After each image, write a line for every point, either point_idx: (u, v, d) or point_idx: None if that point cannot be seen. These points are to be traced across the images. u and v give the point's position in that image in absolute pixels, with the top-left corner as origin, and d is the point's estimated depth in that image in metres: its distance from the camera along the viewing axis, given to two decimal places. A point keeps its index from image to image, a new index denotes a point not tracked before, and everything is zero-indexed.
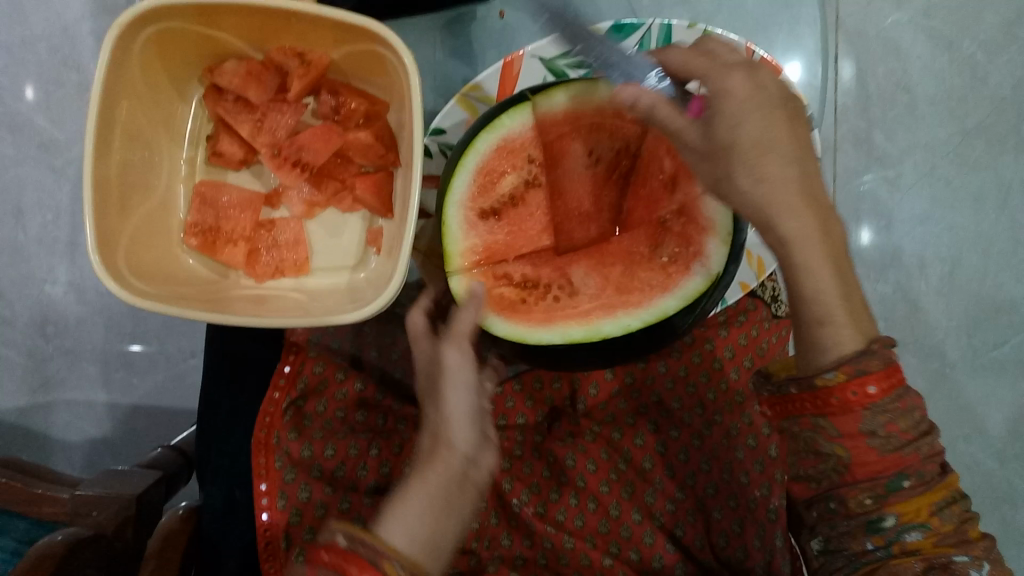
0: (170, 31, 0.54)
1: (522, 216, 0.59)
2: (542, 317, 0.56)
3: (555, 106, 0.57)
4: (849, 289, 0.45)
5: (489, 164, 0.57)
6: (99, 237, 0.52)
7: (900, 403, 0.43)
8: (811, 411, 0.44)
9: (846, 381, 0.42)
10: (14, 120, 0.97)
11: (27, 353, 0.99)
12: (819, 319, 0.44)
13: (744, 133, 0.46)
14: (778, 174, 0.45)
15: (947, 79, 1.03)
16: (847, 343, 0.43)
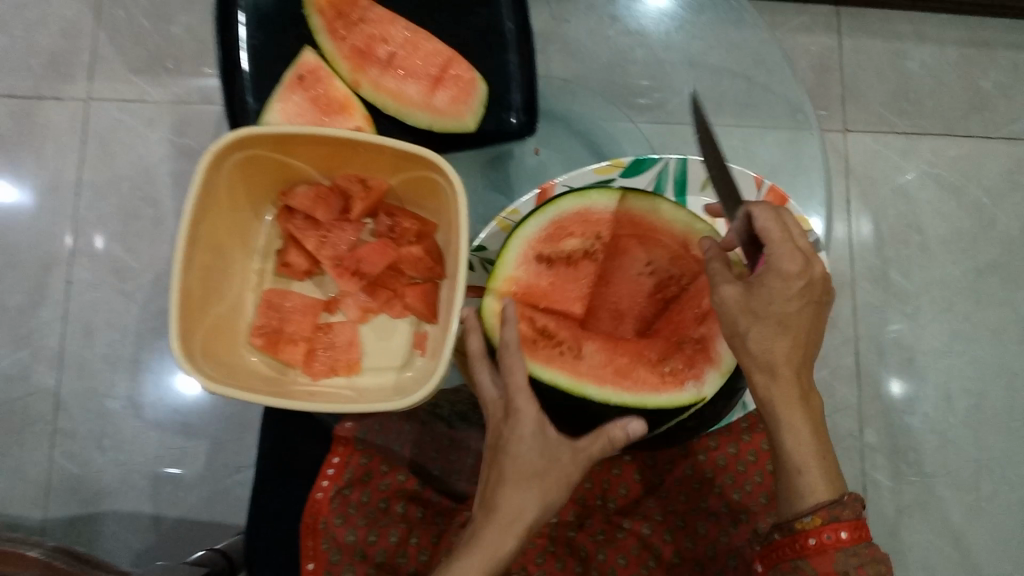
0: (254, 158, 0.63)
1: (568, 275, 0.66)
2: (549, 360, 0.61)
3: (643, 209, 0.65)
4: (819, 438, 0.56)
5: (566, 224, 0.64)
6: (180, 332, 0.59)
7: (868, 552, 0.54)
8: (791, 556, 0.55)
9: (821, 526, 0.53)
10: (93, 249, 1.07)
11: (81, 463, 1.03)
12: (793, 462, 0.55)
13: (777, 313, 0.54)
14: (785, 350, 0.55)
15: (956, 222, 1.10)
16: (819, 484, 0.54)
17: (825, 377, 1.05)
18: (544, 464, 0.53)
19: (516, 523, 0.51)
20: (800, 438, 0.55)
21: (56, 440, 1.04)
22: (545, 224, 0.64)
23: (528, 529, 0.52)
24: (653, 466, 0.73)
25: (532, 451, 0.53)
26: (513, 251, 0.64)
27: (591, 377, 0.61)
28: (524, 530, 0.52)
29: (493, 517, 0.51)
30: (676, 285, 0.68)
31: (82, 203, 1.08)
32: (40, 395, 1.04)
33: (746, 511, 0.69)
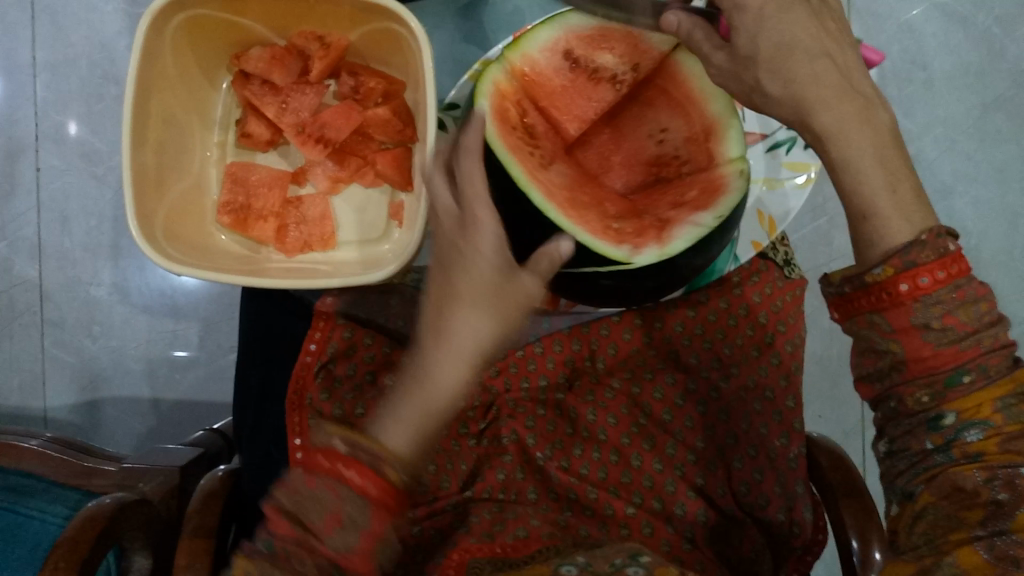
0: (199, 18, 0.58)
1: (583, 90, 0.60)
2: (506, 140, 0.56)
3: (688, 71, 0.59)
4: (898, 168, 0.46)
5: (615, 42, 0.59)
6: (138, 214, 0.56)
7: (957, 294, 0.43)
8: (868, 309, 0.45)
9: (894, 276, 0.43)
10: (56, 133, 1.01)
11: (74, 352, 1.03)
12: (869, 205, 0.45)
13: (784, 63, 0.48)
14: (808, 74, 0.47)
15: (965, 54, 1.03)
16: (896, 220, 0.44)
17: (822, 226, 1.00)
18: (491, 304, 0.49)
19: (472, 352, 0.50)
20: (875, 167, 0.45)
21: (46, 330, 1.03)
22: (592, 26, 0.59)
23: (482, 359, 0.50)
24: (643, 325, 0.69)
25: (477, 290, 0.49)
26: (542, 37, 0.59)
27: (535, 179, 0.56)
28: (482, 355, 0.50)
29: (446, 344, 0.49)
30: (671, 169, 0.62)
31: (40, 85, 1.01)
32: (25, 286, 1.03)
33: (737, 365, 0.68)
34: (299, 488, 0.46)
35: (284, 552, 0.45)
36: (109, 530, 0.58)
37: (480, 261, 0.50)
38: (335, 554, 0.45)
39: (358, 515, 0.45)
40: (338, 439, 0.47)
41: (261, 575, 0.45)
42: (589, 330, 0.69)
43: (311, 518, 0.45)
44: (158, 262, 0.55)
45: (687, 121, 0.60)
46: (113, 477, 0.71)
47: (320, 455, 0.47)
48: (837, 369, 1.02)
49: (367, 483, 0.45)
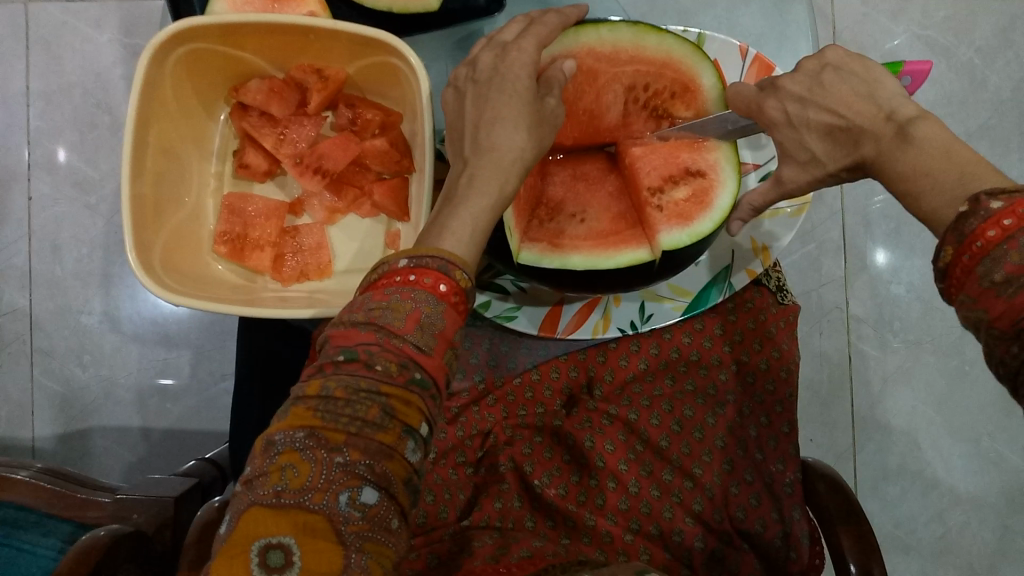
0: (199, 52, 0.58)
1: (664, 167, 0.61)
2: (659, 63, 0.60)
3: (633, 253, 0.59)
4: (947, 149, 0.47)
5: (689, 211, 0.60)
6: (135, 243, 0.55)
7: (1013, 246, 0.40)
8: (958, 299, 0.43)
9: (956, 252, 0.43)
10: (49, 161, 1.01)
11: (64, 381, 1.03)
12: (923, 210, 0.47)
13: (832, 101, 0.53)
14: (860, 111, 0.52)
15: (947, 84, 1.05)
16: (940, 196, 0.46)
17: (811, 252, 1.01)
18: (534, 112, 0.49)
19: (517, 164, 0.47)
20: (922, 165, 0.47)
21: (35, 359, 1.02)
22: (720, 167, 0.60)
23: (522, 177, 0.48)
24: (638, 351, 0.70)
25: (520, 91, 0.49)
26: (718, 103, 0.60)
27: (602, 59, 0.58)
28: (522, 171, 0.48)
29: (488, 156, 0.47)
30: (548, 218, 0.62)
31: (34, 114, 1.01)
32: (14, 315, 1.02)
33: (734, 393, 0.70)
34: (367, 304, 0.40)
35: (367, 357, 0.38)
36: (104, 561, 0.58)
37: (524, 45, 0.51)
38: (416, 354, 0.39)
39: (435, 316, 0.39)
40: (403, 256, 0.41)
41: (339, 394, 0.37)
42: (585, 356, 0.69)
43: (387, 321, 0.38)
44: (154, 292, 0.54)
45: (586, 244, 0.59)
46: (105, 508, 0.71)
47: (382, 278, 0.41)
48: (828, 395, 1.03)
49: (442, 285, 0.40)
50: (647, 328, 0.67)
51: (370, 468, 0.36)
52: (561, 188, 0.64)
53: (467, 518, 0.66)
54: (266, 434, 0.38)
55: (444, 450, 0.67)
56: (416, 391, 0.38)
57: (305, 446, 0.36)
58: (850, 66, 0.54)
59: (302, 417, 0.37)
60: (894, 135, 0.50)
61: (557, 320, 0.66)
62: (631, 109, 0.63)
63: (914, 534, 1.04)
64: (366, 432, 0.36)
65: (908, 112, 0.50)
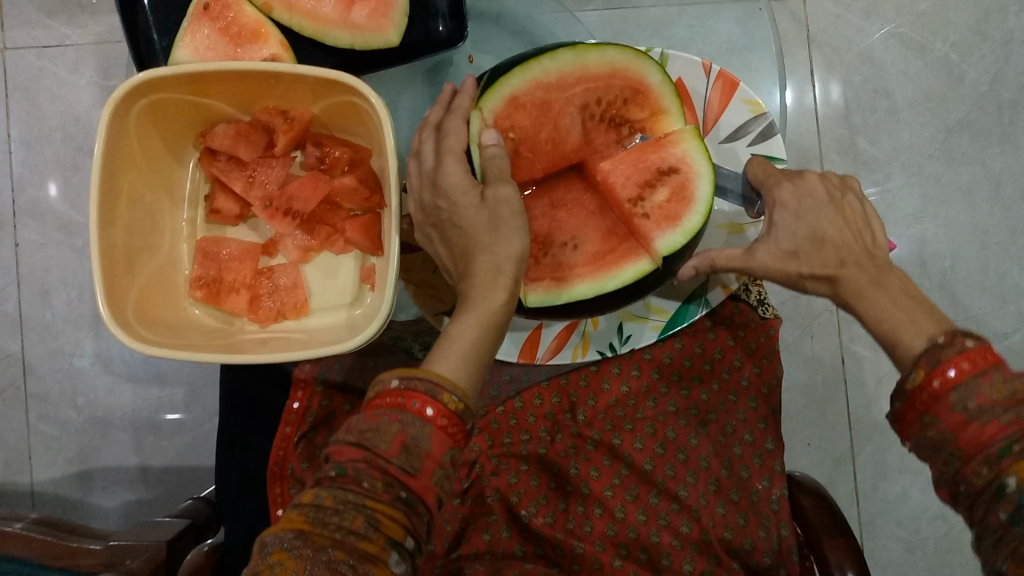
0: (163, 101, 0.59)
1: (637, 174, 0.62)
2: (606, 75, 0.60)
3: (633, 269, 0.60)
4: (921, 298, 0.55)
5: (675, 211, 0.61)
6: (108, 294, 0.56)
7: (984, 378, 0.47)
8: (920, 413, 0.50)
9: (925, 373, 0.50)
10: (35, 207, 1.02)
11: (59, 424, 1.03)
12: (896, 340, 0.53)
13: (830, 217, 0.60)
14: (850, 236, 0.59)
15: (924, 81, 1.05)
16: (918, 332, 0.52)
17: None
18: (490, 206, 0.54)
19: (501, 271, 0.52)
20: (895, 301, 0.55)
21: (30, 404, 1.03)
22: (692, 159, 0.61)
23: (513, 278, 0.52)
24: (620, 374, 0.71)
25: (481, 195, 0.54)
26: (671, 98, 0.61)
27: (550, 88, 0.59)
28: (512, 278, 0.52)
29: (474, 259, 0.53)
30: (541, 252, 0.62)
31: (16, 161, 1.02)
32: (6, 361, 1.03)
33: (716, 411, 0.70)
34: (360, 425, 0.43)
35: (355, 473, 0.41)
36: None
37: (454, 132, 0.57)
38: (401, 476, 0.42)
39: (421, 438, 0.43)
40: (395, 376, 0.44)
41: (330, 502, 0.40)
42: (567, 382, 0.71)
43: (375, 444, 0.42)
44: (127, 343, 0.55)
45: (584, 272, 0.61)
46: (98, 555, 0.71)
47: (376, 397, 0.44)
48: (822, 398, 1.03)
49: (429, 408, 0.44)
50: (625, 348, 0.70)
51: (354, 567, 0.39)
52: (542, 220, 0.64)
53: (455, 552, 0.67)
54: (261, 537, 0.42)
55: None
56: (400, 507, 0.42)
57: (294, 545, 0.39)
58: (851, 199, 0.62)
59: (294, 520, 0.41)
60: (876, 270, 0.57)
61: (536, 345, 0.69)
62: (589, 126, 0.62)
63: (918, 533, 1.03)
64: (351, 540, 0.40)
65: (887, 258, 0.59)
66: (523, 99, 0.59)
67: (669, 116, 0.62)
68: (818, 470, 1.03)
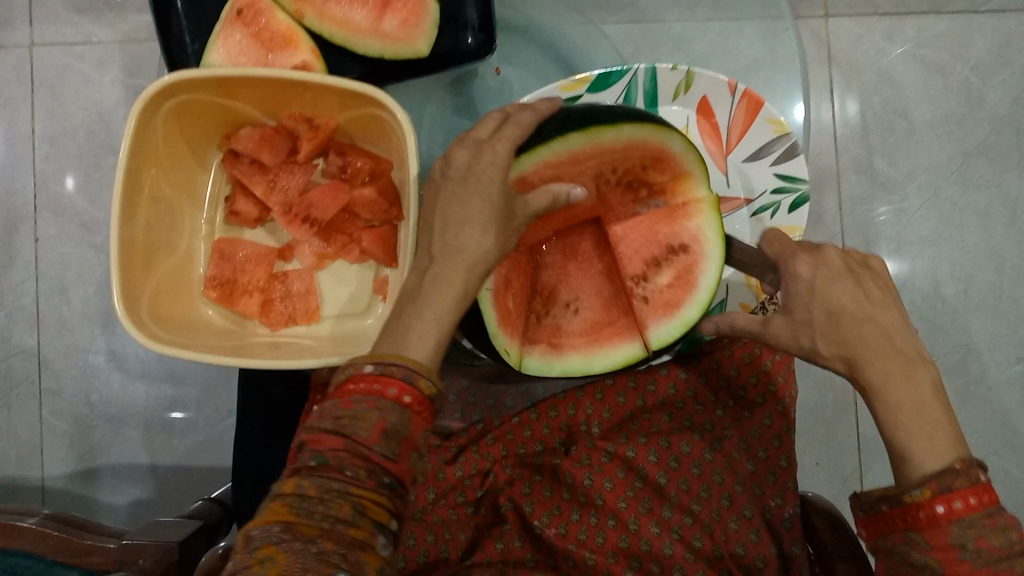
0: (190, 102, 0.59)
1: (646, 251, 0.63)
2: (623, 149, 0.59)
3: (623, 348, 0.61)
4: (932, 410, 0.50)
5: (676, 297, 0.61)
6: (123, 288, 0.56)
7: (989, 520, 0.46)
8: (903, 527, 0.49)
9: (932, 499, 0.47)
10: (56, 202, 1.03)
11: (72, 419, 1.04)
12: (906, 452, 0.49)
13: (847, 294, 0.52)
14: (874, 324, 0.52)
15: (943, 104, 1.05)
16: (935, 453, 0.48)
17: None
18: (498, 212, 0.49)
19: (478, 266, 0.47)
20: (913, 410, 0.50)
21: (43, 399, 1.04)
22: (700, 245, 0.61)
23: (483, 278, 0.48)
24: (636, 388, 0.72)
25: (492, 195, 0.48)
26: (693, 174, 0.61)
27: (562, 164, 0.57)
28: (485, 272, 0.48)
29: (454, 258, 0.47)
30: (544, 310, 0.63)
31: (39, 157, 1.03)
32: (23, 356, 1.03)
33: (732, 428, 0.70)
34: (335, 412, 0.42)
35: (338, 462, 0.40)
36: None
37: (499, 146, 0.50)
38: (384, 462, 0.41)
39: (401, 425, 0.42)
40: (369, 361, 0.43)
41: (314, 492, 0.39)
42: (582, 395, 0.71)
43: (354, 432, 0.41)
44: (140, 339, 0.55)
45: (578, 342, 0.61)
46: (111, 553, 0.72)
47: (349, 381, 0.43)
48: (833, 417, 1.03)
49: (406, 395, 0.42)
50: None
51: (345, 557, 0.38)
52: (552, 272, 0.65)
53: (469, 559, 0.66)
54: (245, 529, 0.40)
55: (443, 490, 0.68)
56: (385, 493, 0.41)
57: (283, 539, 0.38)
58: (871, 274, 0.55)
59: (280, 512, 0.39)
60: (901, 369, 0.51)
61: None
62: (605, 190, 0.62)
63: None
64: (339, 528, 0.39)
65: (914, 355, 0.52)
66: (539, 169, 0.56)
67: (691, 181, 0.61)
68: (827, 490, 1.03)
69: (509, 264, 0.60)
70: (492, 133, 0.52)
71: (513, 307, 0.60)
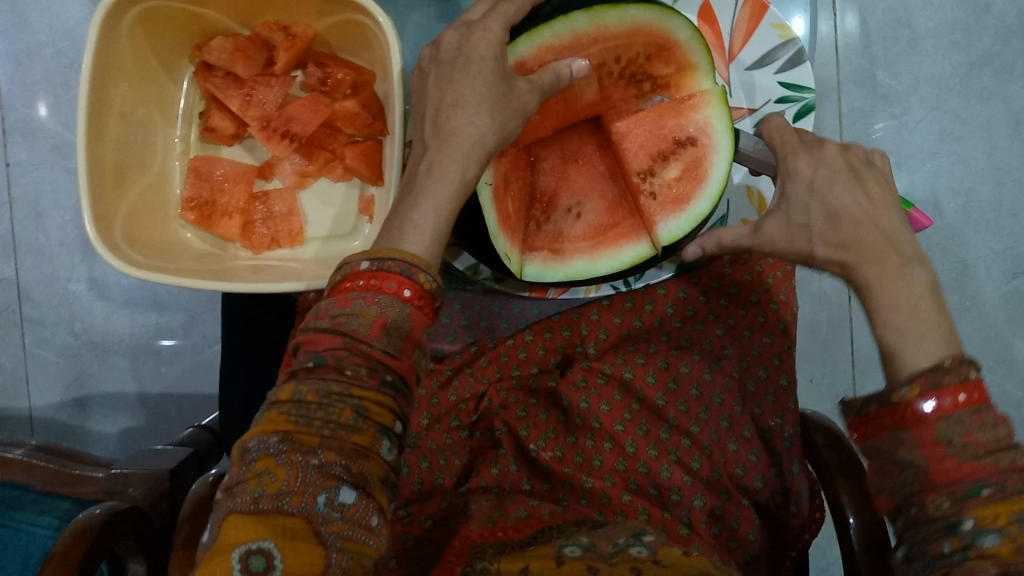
0: (157, 8, 0.55)
1: (652, 144, 0.60)
2: (626, 35, 0.56)
3: (631, 249, 0.59)
4: (927, 305, 0.51)
5: (684, 191, 0.59)
6: (94, 209, 0.53)
7: (978, 416, 0.45)
8: (890, 427, 0.47)
9: (919, 394, 0.46)
10: (25, 125, 0.98)
11: (56, 348, 1.02)
12: (898, 351, 0.49)
13: (842, 195, 0.54)
14: (871, 224, 0.54)
15: (949, 11, 1.00)
16: (930, 346, 0.48)
17: None
18: (499, 97, 0.47)
19: (477, 148, 0.46)
20: (907, 303, 0.51)
21: (26, 329, 1.01)
22: (710, 133, 0.58)
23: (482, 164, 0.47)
24: (633, 309, 0.71)
25: (485, 73, 0.48)
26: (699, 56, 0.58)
27: (564, 50, 0.55)
28: (484, 157, 0.47)
29: (448, 142, 0.46)
30: (544, 217, 0.61)
31: (4, 77, 0.97)
32: (1, 285, 1.01)
33: (732, 346, 0.70)
34: (331, 311, 0.40)
35: (336, 362, 0.38)
36: (103, 537, 0.57)
37: (490, 25, 0.49)
38: (385, 359, 0.39)
39: (402, 321, 0.40)
40: (366, 259, 0.41)
41: (312, 398, 0.38)
42: (579, 316, 0.70)
43: (353, 328, 0.39)
44: (117, 265, 0.52)
45: (581, 246, 0.59)
46: (100, 483, 0.71)
47: (344, 281, 0.41)
48: (828, 336, 1.02)
49: (406, 289, 0.40)
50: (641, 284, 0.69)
51: (347, 467, 0.37)
52: (551, 175, 0.62)
53: (464, 485, 0.65)
54: (241, 442, 0.39)
55: (437, 415, 0.66)
56: (388, 392, 0.39)
57: (281, 451, 0.37)
58: (874, 180, 0.56)
59: (277, 422, 0.38)
60: (899, 263, 0.53)
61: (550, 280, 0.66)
62: (606, 83, 0.59)
63: None
64: (341, 434, 0.37)
65: (915, 251, 0.53)
66: (544, 56, 0.54)
67: (696, 74, 0.60)
68: (820, 407, 1.03)
69: (506, 164, 0.57)
70: (482, 16, 0.51)
71: (513, 212, 0.57)
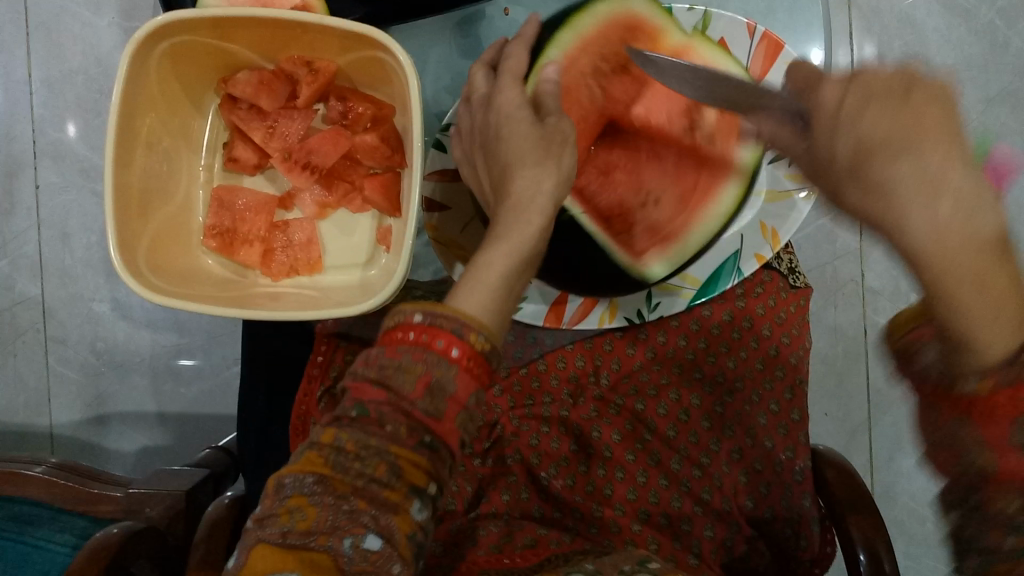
0: (184, 43, 0.57)
1: (675, 105, 0.63)
2: (601, 34, 0.62)
3: (721, 196, 0.65)
4: None
5: (732, 125, 0.64)
6: (119, 238, 0.55)
7: None
8: None
9: None
10: (56, 149, 1.01)
11: (78, 367, 1.04)
12: None
13: None
14: None
15: (966, 48, 1.00)
16: None
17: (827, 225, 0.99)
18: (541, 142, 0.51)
19: (536, 199, 0.49)
20: None
21: (49, 347, 1.03)
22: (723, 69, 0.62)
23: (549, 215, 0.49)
24: (645, 340, 0.70)
25: (522, 129, 0.52)
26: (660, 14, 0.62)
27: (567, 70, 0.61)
28: (548, 205, 0.49)
29: (514, 206, 0.48)
30: (629, 224, 0.66)
31: (37, 102, 1.00)
32: (27, 304, 1.03)
33: (742, 378, 0.70)
34: (380, 360, 0.40)
35: (377, 416, 0.39)
36: (120, 558, 0.58)
37: (504, 87, 0.55)
38: (426, 419, 0.39)
39: (446, 380, 0.40)
40: (418, 310, 0.41)
41: (351, 448, 0.39)
42: (592, 346, 0.69)
43: (398, 386, 0.39)
44: (144, 294, 0.54)
45: (677, 225, 0.65)
46: (117, 503, 0.72)
47: (397, 329, 0.41)
48: (842, 368, 1.02)
49: (454, 349, 0.40)
50: (653, 316, 0.68)
51: (375, 518, 0.39)
52: (609, 193, 0.65)
53: (475, 510, 0.66)
54: (278, 475, 0.41)
55: None
56: (425, 454, 0.39)
57: (316, 492, 0.39)
58: None
59: (314, 462, 0.40)
60: None
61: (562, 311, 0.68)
62: (604, 84, 0.63)
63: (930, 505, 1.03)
64: (373, 487, 0.39)
65: None
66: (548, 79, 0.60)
67: (668, 32, 0.62)
68: (834, 440, 1.03)
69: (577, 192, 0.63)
70: (492, 84, 0.57)
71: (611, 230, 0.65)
